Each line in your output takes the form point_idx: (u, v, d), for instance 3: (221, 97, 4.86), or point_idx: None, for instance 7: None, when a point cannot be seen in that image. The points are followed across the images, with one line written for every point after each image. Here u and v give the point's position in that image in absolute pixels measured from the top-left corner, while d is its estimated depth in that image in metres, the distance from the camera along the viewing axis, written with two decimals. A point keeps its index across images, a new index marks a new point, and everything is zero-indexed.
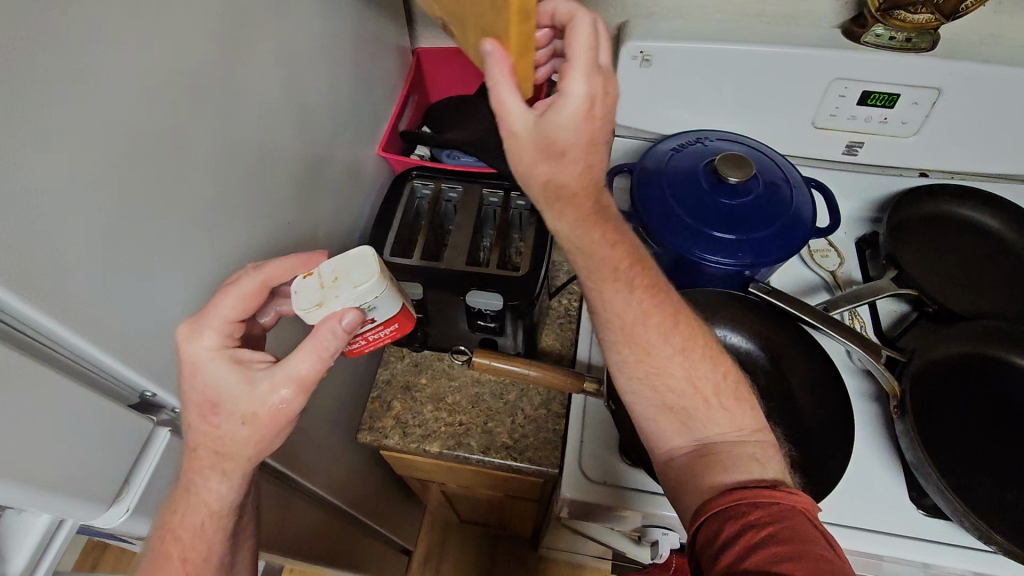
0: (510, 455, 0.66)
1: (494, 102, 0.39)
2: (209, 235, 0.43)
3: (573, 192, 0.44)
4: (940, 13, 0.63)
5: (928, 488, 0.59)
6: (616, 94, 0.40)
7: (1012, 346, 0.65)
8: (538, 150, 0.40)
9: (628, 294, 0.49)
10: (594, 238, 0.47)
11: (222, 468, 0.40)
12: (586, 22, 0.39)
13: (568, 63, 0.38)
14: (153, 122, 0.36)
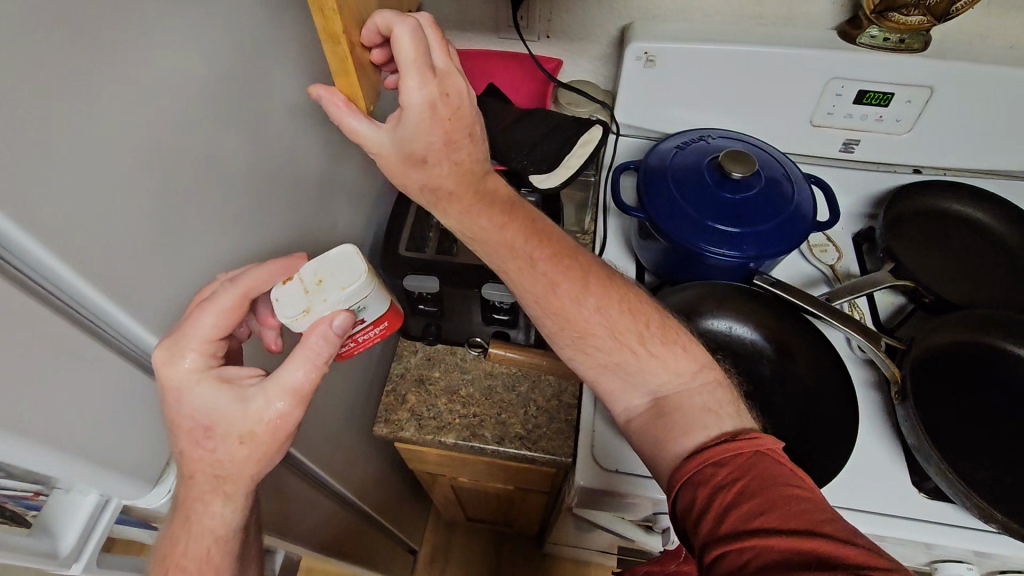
0: (524, 445, 0.67)
1: (350, 133, 0.43)
2: (240, 226, 0.44)
3: (451, 190, 0.48)
4: (932, 15, 0.66)
5: (929, 470, 0.61)
6: (456, 87, 0.42)
7: (1005, 333, 0.68)
8: (403, 158, 0.45)
9: (532, 268, 0.51)
10: (482, 224, 0.50)
11: (221, 492, 0.40)
12: (405, 33, 0.39)
13: (399, 73, 0.40)
14: (189, 114, 0.37)
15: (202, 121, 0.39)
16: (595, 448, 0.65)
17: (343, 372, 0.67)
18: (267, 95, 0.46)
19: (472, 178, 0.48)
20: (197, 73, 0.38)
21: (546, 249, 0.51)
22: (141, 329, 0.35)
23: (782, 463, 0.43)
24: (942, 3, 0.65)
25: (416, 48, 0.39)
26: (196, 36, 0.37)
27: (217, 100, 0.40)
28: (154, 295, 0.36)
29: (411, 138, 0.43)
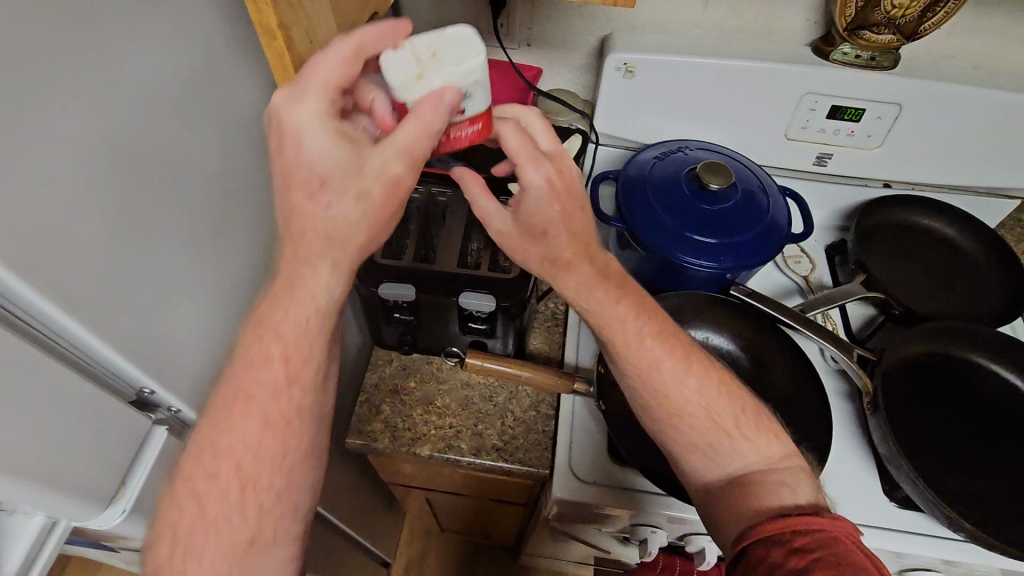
0: (501, 457, 0.66)
1: (477, 212, 0.47)
2: (207, 230, 0.42)
3: (568, 260, 0.46)
4: (901, 34, 0.68)
5: (901, 479, 0.62)
6: (569, 168, 0.44)
7: (971, 345, 0.70)
8: (525, 234, 0.46)
9: (641, 344, 0.49)
10: (600, 297, 0.48)
11: (332, 254, 0.36)
12: (510, 128, 0.43)
13: (516, 162, 0.43)
14: (155, 112, 0.36)
15: (167, 120, 0.37)
16: (573, 459, 0.64)
17: None
18: (239, 96, 0.45)
19: (589, 247, 0.47)
20: (162, 70, 0.36)
21: (652, 325, 0.49)
22: (96, 340, 0.33)
23: (864, 551, 0.40)
24: (911, 23, 0.67)
25: (522, 138, 0.43)
26: (162, 33, 0.36)
27: (184, 99, 0.38)
28: (113, 303, 0.34)
29: (533, 214, 0.44)
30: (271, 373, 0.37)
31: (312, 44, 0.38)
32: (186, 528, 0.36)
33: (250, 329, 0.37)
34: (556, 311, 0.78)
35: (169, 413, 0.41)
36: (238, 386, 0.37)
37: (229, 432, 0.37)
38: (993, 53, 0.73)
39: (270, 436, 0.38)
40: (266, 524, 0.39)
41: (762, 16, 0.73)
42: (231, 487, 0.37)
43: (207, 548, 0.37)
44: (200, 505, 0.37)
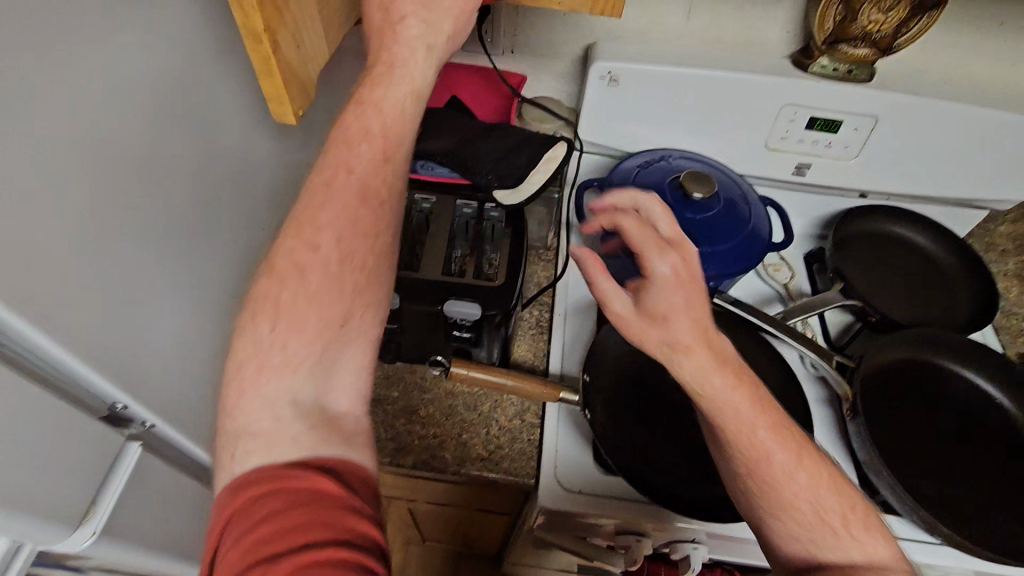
0: (486, 467, 0.66)
1: (595, 294, 0.44)
2: (188, 238, 0.41)
3: (688, 344, 0.42)
4: (877, 49, 0.70)
5: (880, 484, 0.63)
6: (695, 260, 0.45)
7: (946, 351, 0.72)
8: (645, 319, 0.43)
9: (754, 435, 0.44)
10: (716, 382, 0.43)
11: (426, 42, 0.46)
12: (632, 221, 0.45)
13: (641, 251, 0.44)
14: (131, 115, 0.34)
15: (144, 123, 0.35)
16: (559, 468, 0.64)
17: None
18: (221, 99, 0.43)
19: (710, 337, 0.44)
20: (139, 71, 0.35)
21: (767, 415, 0.44)
22: (65, 354, 0.31)
23: None
24: (887, 38, 0.69)
25: (646, 231, 0.45)
26: (139, 32, 0.35)
27: (163, 102, 0.37)
28: (85, 315, 0.32)
29: (655, 300, 0.43)
30: (369, 149, 0.43)
31: (300, 49, 0.34)
32: (289, 299, 0.40)
33: (349, 113, 0.44)
34: (540, 320, 0.78)
35: (143, 428, 0.38)
36: (340, 161, 0.43)
37: (328, 204, 0.42)
38: (963, 69, 0.76)
39: (366, 208, 0.43)
40: (358, 305, 0.42)
41: (743, 29, 0.75)
42: (333, 254, 0.41)
43: (306, 315, 0.40)
44: (304, 273, 0.41)
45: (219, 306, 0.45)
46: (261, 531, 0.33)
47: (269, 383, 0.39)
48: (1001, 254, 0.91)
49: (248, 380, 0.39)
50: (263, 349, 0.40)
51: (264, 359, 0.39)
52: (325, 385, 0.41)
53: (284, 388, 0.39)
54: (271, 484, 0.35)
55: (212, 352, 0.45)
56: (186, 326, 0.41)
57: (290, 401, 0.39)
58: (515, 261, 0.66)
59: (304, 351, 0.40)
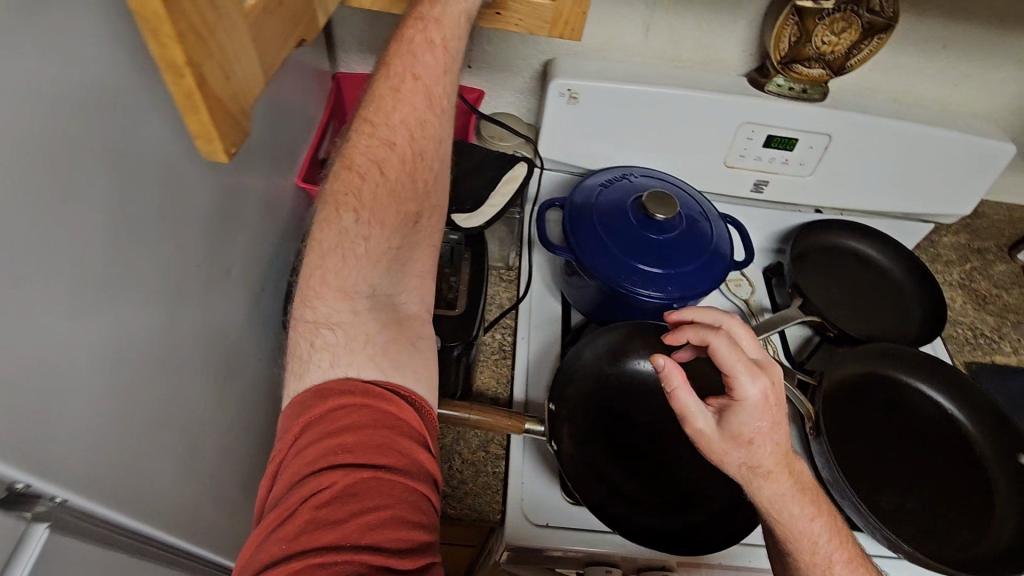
0: (449, 505, 0.62)
1: (678, 409, 0.43)
2: (107, 284, 0.36)
3: (771, 469, 0.44)
4: (830, 69, 0.71)
5: (843, 501, 0.63)
6: (780, 380, 0.44)
7: (901, 365, 0.73)
8: (729, 441, 0.43)
9: (830, 570, 0.47)
10: (795, 511, 0.46)
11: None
12: (722, 341, 0.44)
13: (729, 374, 0.43)
14: (32, 150, 0.29)
15: (49, 158, 0.31)
16: (525, 502, 0.62)
17: (243, 432, 0.59)
18: (150, 123, 0.39)
19: (790, 460, 0.45)
20: (44, 99, 0.30)
21: (843, 551, 0.48)
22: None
23: None
24: (839, 58, 0.70)
25: (736, 350, 0.44)
26: (44, 55, 0.30)
27: (73, 132, 0.32)
28: None
29: (741, 425, 0.43)
30: (432, 60, 0.50)
31: (230, 79, 0.29)
32: (370, 193, 0.46)
33: (411, 28, 0.50)
34: (503, 344, 0.75)
35: (52, 504, 0.34)
36: (406, 69, 0.49)
37: (400, 104, 0.48)
38: (908, 88, 0.78)
39: (431, 112, 0.49)
40: (426, 204, 0.50)
41: (701, 47, 0.75)
42: (406, 151, 0.48)
43: (385, 207, 0.47)
44: (382, 168, 0.47)
45: (145, 357, 0.41)
46: (345, 437, 0.37)
47: (351, 268, 0.45)
48: (946, 264, 0.93)
49: (329, 266, 0.44)
50: (344, 235, 0.45)
51: (345, 248, 0.45)
52: (396, 276, 0.48)
53: (361, 277, 0.45)
54: (352, 398, 0.39)
55: (137, 408, 0.40)
56: (104, 384, 0.36)
57: (365, 294, 0.45)
58: (476, 287, 0.63)
59: (382, 241, 0.46)
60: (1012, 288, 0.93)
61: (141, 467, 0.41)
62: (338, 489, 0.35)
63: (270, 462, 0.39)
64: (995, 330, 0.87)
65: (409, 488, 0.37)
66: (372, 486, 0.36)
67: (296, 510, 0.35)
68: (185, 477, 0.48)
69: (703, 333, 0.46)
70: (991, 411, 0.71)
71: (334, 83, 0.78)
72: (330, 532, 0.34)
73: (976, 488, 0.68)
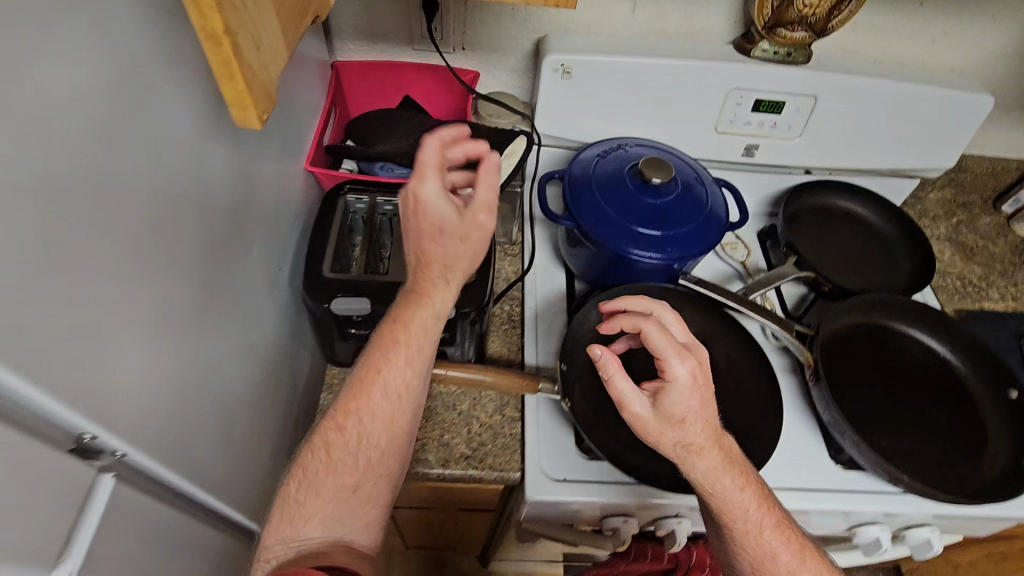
0: (471, 465, 0.65)
1: (614, 394, 0.48)
2: (144, 253, 0.39)
3: (701, 444, 0.48)
4: (812, 31, 0.73)
5: (844, 442, 0.67)
6: (706, 358, 0.48)
7: (891, 311, 0.76)
8: (660, 421, 0.47)
9: (760, 534, 0.50)
10: (725, 482, 0.49)
11: (447, 279, 0.53)
12: (654, 329, 0.47)
13: (660, 361, 0.46)
14: (71, 116, 0.32)
15: (86, 125, 0.33)
16: (542, 459, 0.65)
17: (270, 406, 0.62)
18: (174, 104, 0.42)
19: (719, 436, 0.49)
20: (78, 67, 0.32)
21: (770, 515, 0.51)
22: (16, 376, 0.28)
23: None
24: (821, 20, 0.72)
25: (666, 335, 0.47)
26: (76, 26, 0.32)
27: (106, 102, 0.35)
28: (37, 335, 0.30)
29: (674, 405, 0.46)
30: (399, 368, 0.51)
31: (259, 50, 0.32)
32: (325, 483, 0.49)
33: (387, 328, 0.52)
34: (511, 314, 0.78)
35: (113, 458, 0.37)
36: (372, 369, 0.51)
37: (358, 398, 0.50)
38: (887, 48, 0.81)
39: (387, 405, 0.50)
40: (368, 475, 0.50)
41: (686, 18, 0.77)
42: (353, 439, 0.49)
43: (326, 496, 0.48)
44: (328, 451, 0.49)
45: (179, 324, 0.43)
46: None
47: (296, 524, 0.47)
48: (933, 219, 0.97)
49: (278, 524, 0.48)
50: (298, 505, 0.48)
51: (293, 517, 0.48)
52: (336, 524, 0.49)
53: (300, 533, 0.47)
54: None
55: (174, 370, 0.43)
56: (146, 348, 0.39)
57: (300, 542, 0.47)
58: (484, 257, 0.66)
59: (322, 512, 0.48)
60: (998, 238, 0.96)
61: (181, 427, 0.44)
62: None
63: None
64: (983, 279, 0.90)
65: None
66: None
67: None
68: (221, 443, 0.51)
69: (638, 321, 0.49)
70: (977, 347, 0.74)
71: (332, 71, 0.80)
72: None
73: (968, 423, 0.71)
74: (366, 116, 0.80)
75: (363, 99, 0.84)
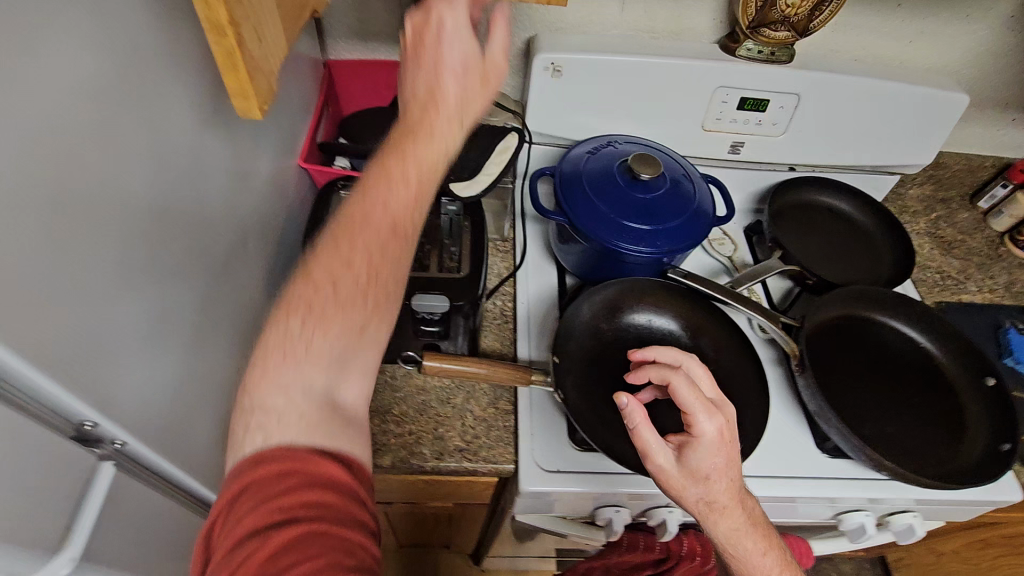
0: (465, 458, 0.66)
1: (639, 444, 0.49)
2: (146, 245, 0.39)
3: (724, 503, 0.49)
4: (795, 31, 0.75)
5: (829, 430, 0.69)
6: (734, 417, 0.49)
7: (872, 303, 0.79)
8: (685, 477, 0.49)
9: None
10: (746, 543, 0.50)
11: (461, 116, 0.47)
12: (684, 383, 0.49)
13: (688, 416, 0.48)
14: (72, 101, 0.32)
15: (86, 109, 0.33)
16: (535, 451, 0.66)
17: None
18: (173, 99, 0.42)
19: (742, 496, 0.50)
20: (80, 53, 0.33)
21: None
22: (16, 357, 0.29)
23: None
24: (802, 20, 0.74)
25: (696, 391, 0.48)
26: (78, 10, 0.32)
27: (104, 89, 0.35)
28: (46, 324, 0.31)
29: (699, 462, 0.48)
30: (404, 193, 0.44)
31: (261, 42, 0.33)
32: (322, 315, 0.41)
33: (391, 155, 0.44)
34: (504, 309, 0.79)
35: (115, 447, 0.37)
36: (376, 198, 0.43)
37: (362, 231, 0.43)
38: (868, 47, 0.83)
39: (395, 241, 0.43)
40: (374, 320, 0.44)
41: (673, 17, 0.79)
42: (361, 276, 0.42)
43: (328, 322, 0.41)
44: (332, 286, 0.42)
45: (176, 313, 0.44)
46: (278, 497, 0.36)
47: (290, 375, 0.40)
48: (913, 215, 0.99)
49: (272, 363, 0.41)
50: (291, 346, 0.41)
51: (289, 356, 0.41)
52: (335, 371, 0.42)
53: (298, 382, 0.40)
54: (290, 464, 0.37)
55: (173, 358, 0.43)
56: (146, 340, 0.40)
57: (299, 393, 0.40)
58: (477, 252, 0.67)
59: (323, 357, 0.41)
60: (975, 232, 0.99)
61: (179, 417, 0.44)
62: (266, 551, 0.34)
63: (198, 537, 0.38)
64: (960, 272, 0.93)
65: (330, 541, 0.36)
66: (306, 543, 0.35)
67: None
68: (218, 434, 0.51)
69: (667, 373, 0.51)
70: (955, 341, 0.77)
71: (325, 69, 0.81)
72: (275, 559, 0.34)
73: (950, 413, 0.73)
74: (359, 113, 0.81)
75: (355, 97, 0.85)
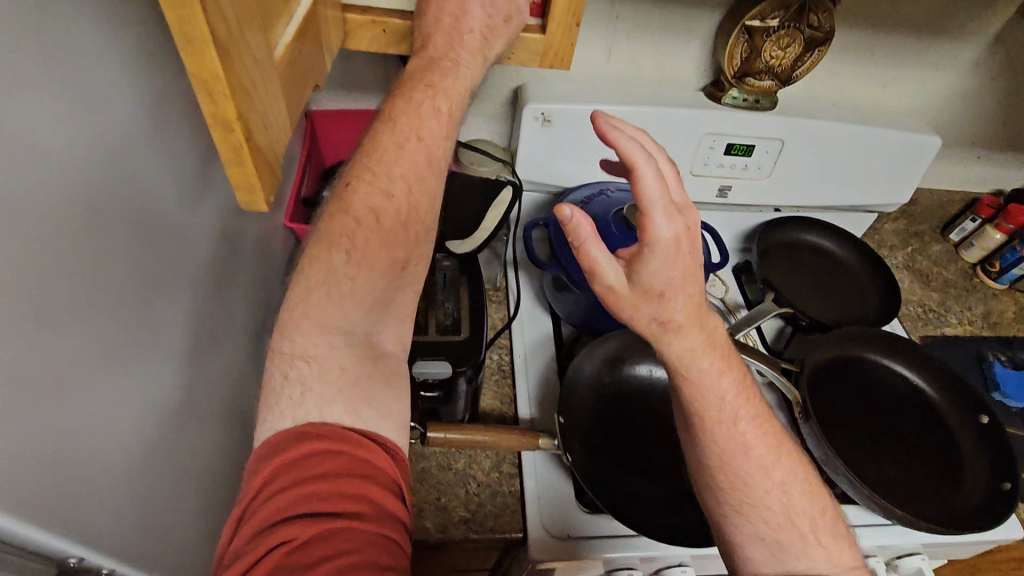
0: (471, 529, 0.63)
1: (587, 262, 0.43)
2: (113, 347, 0.37)
3: (681, 322, 0.45)
4: (778, 79, 0.77)
5: (837, 478, 0.68)
6: (694, 222, 0.43)
7: (865, 343, 0.79)
8: (637, 293, 0.44)
9: (736, 426, 0.49)
10: (701, 364, 0.48)
11: (484, 54, 0.52)
12: (649, 174, 0.40)
13: (647, 212, 0.40)
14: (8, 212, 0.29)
15: (25, 219, 0.30)
16: (544, 516, 0.63)
17: None
18: (139, 186, 0.40)
19: (702, 316, 0.46)
20: (40, 169, 0.31)
21: (750, 408, 0.51)
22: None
23: None
24: (785, 70, 0.76)
25: (661, 186, 0.40)
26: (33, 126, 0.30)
27: (62, 198, 0.32)
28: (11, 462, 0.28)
29: (652, 275, 0.42)
30: (438, 126, 0.50)
31: (269, 131, 0.30)
32: (363, 238, 0.46)
33: (416, 89, 0.49)
34: (501, 363, 0.76)
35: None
36: (411, 128, 0.49)
37: (399, 163, 0.48)
38: (843, 92, 0.86)
39: (429, 170, 0.49)
40: (414, 252, 0.49)
41: (659, 67, 0.80)
42: (403, 206, 0.47)
43: (374, 253, 0.46)
44: (378, 217, 0.46)
45: (143, 413, 0.40)
46: (320, 484, 0.37)
47: (334, 306, 0.45)
48: (891, 249, 1.02)
49: (315, 301, 0.44)
50: (335, 274, 0.45)
51: (332, 285, 0.45)
52: (384, 289, 0.48)
53: (342, 320, 0.45)
54: (336, 445, 0.39)
55: (150, 463, 0.40)
56: (121, 451, 0.37)
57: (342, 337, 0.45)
58: (477, 312, 0.65)
59: (366, 286, 0.46)
60: (948, 264, 1.03)
61: (158, 525, 0.40)
62: (303, 538, 0.35)
63: (239, 500, 0.39)
64: (941, 304, 0.96)
65: (364, 534, 0.37)
66: (334, 530, 0.36)
67: (258, 563, 0.35)
68: (203, 534, 0.47)
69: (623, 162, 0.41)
70: (947, 376, 0.78)
71: (307, 120, 0.77)
72: (306, 540, 0.35)
73: (947, 447, 0.74)
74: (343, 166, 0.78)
75: (338, 146, 0.81)
